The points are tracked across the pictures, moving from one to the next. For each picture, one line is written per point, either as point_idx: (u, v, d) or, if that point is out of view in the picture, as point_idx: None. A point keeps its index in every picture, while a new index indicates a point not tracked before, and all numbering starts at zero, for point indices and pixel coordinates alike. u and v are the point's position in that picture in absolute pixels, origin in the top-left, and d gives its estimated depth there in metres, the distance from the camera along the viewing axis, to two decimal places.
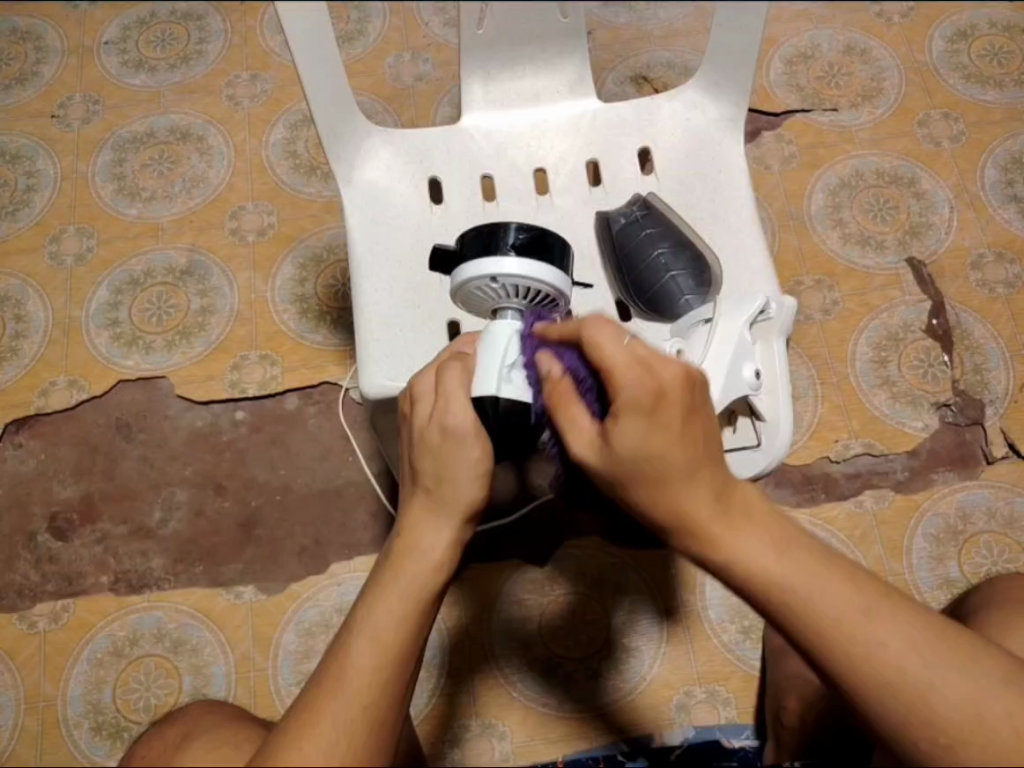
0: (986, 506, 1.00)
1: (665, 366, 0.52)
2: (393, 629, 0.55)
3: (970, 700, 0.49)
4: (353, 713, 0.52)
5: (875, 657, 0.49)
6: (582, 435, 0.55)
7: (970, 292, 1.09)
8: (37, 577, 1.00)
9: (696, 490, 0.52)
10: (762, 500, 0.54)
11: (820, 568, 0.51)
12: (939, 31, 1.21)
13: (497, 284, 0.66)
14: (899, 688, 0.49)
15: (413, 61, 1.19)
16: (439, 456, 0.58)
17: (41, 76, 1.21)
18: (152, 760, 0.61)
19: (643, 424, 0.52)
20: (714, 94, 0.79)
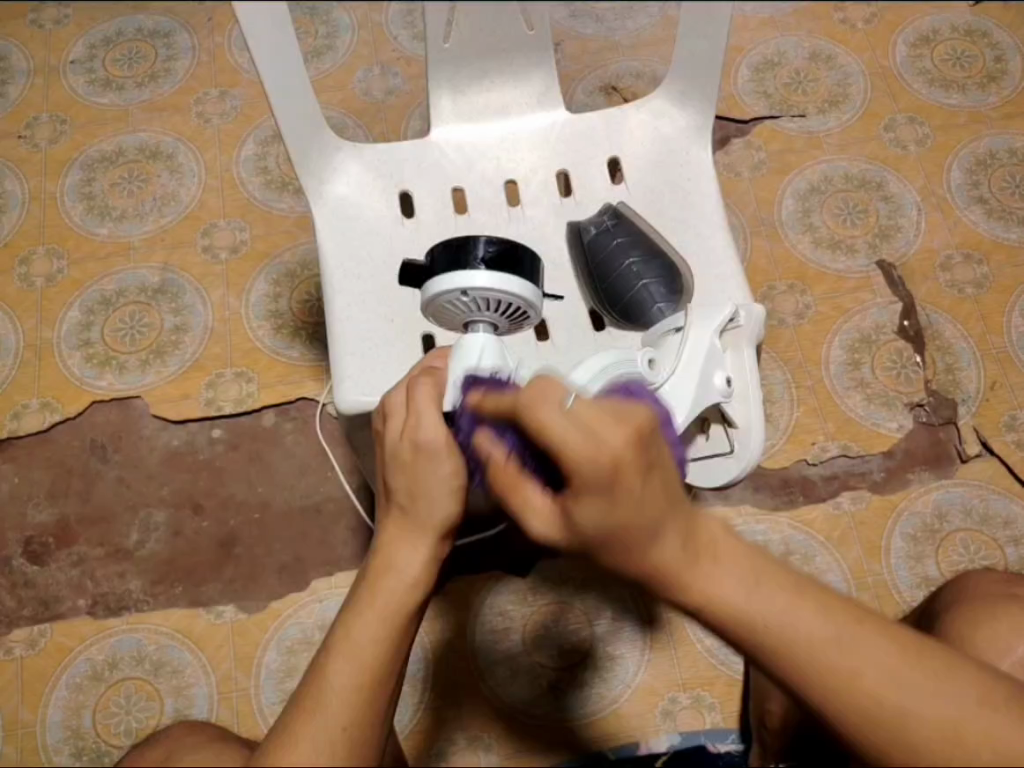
0: (961, 504, 1.01)
1: (612, 431, 0.48)
2: (370, 647, 0.54)
3: (942, 720, 0.49)
4: (333, 732, 0.52)
5: (849, 697, 0.49)
6: (540, 510, 0.54)
7: (939, 293, 1.10)
8: (12, 603, 0.98)
9: (663, 544, 0.50)
10: (732, 542, 0.52)
11: (798, 608, 0.50)
12: (902, 37, 1.23)
13: (468, 298, 0.67)
14: (877, 714, 0.49)
15: (383, 75, 1.19)
16: (413, 470, 0.57)
17: (7, 97, 1.20)
18: None
19: (604, 503, 0.49)
20: (681, 103, 0.80)
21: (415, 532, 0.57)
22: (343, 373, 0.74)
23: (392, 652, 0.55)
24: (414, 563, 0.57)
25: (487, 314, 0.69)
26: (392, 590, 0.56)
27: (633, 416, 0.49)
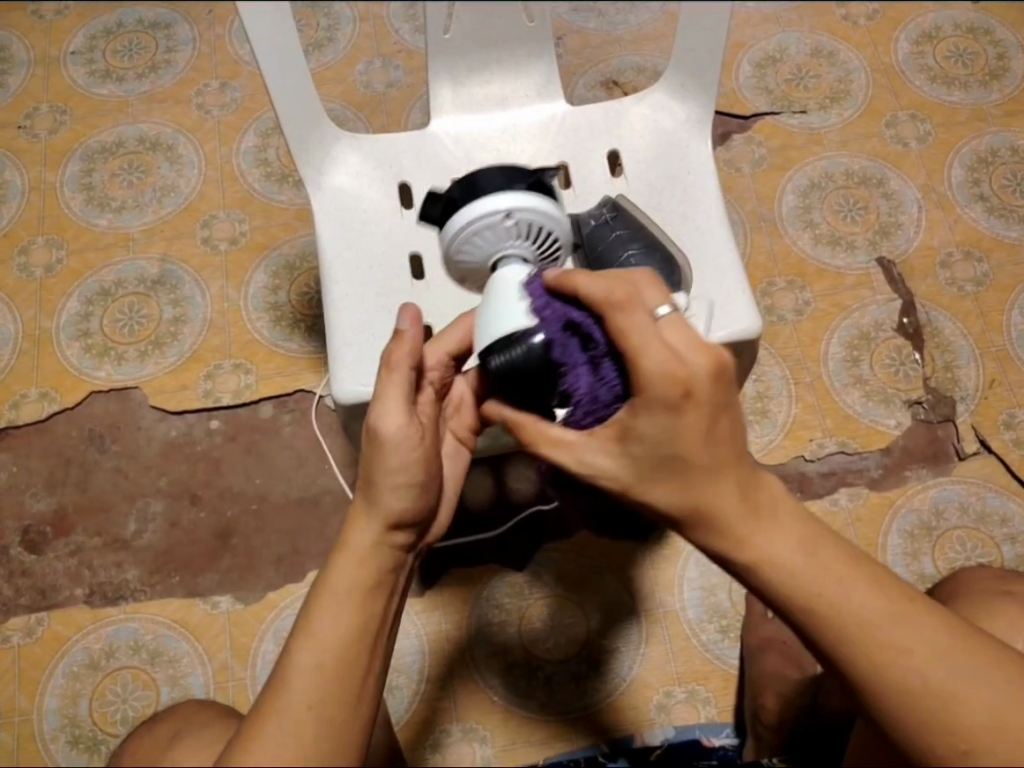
0: (959, 502, 1.01)
1: (697, 354, 0.51)
2: (333, 626, 0.53)
3: (982, 704, 0.50)
4: (297, 713, 0.51)
5: (894, 670, 0.51)
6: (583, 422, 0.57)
7: (939, 290, 1.10)
8: (10, 592, 0.99)
9: (724, 490, 0.52)
10: (791, 508, 0.53)
11: (849, 576, 0.52)
12: (905, 33, 1.23)
13: (510, 222, 0.68)
14: (923, 691, 0.50)
15: (384, 67, 1.19)
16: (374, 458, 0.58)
17: (8, 87, 1.20)
18: (144, 755, 0.63)
19: (672, 421, 0.51)
20: (681, 96, 0.80)
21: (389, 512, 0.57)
22: (349, 367, 0.73)
23: (358, 630, 0.54)
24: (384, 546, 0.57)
25: (517, 244, 0.69)
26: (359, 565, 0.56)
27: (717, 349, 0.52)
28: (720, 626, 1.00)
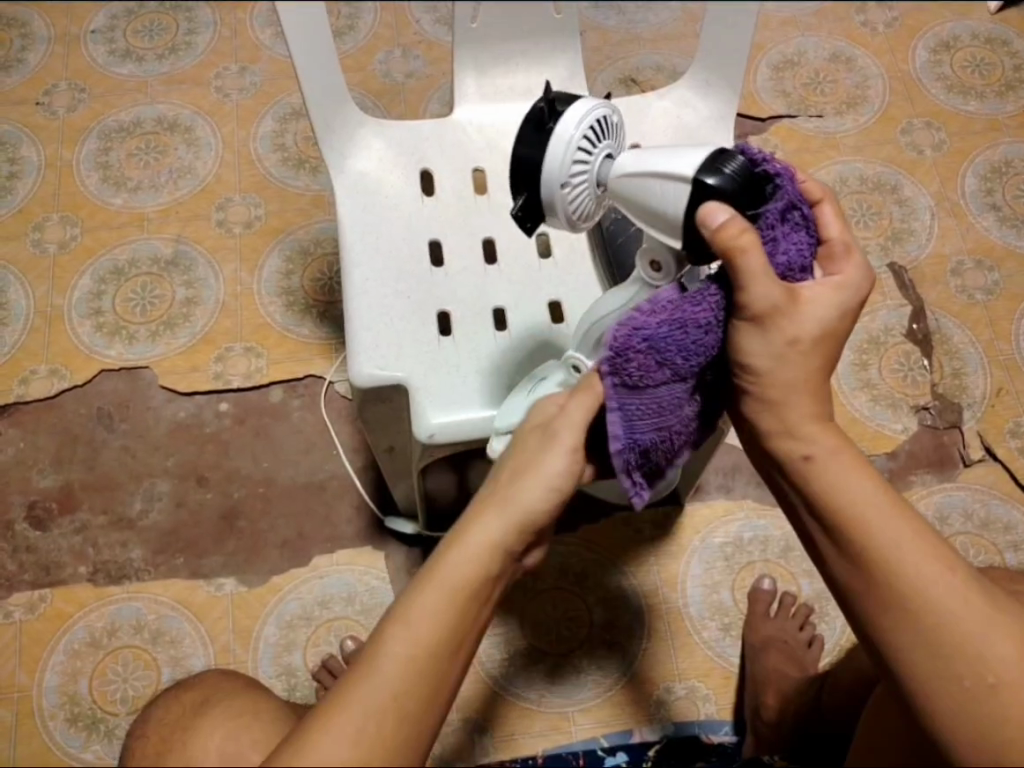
0: (963, 508, 1.02)
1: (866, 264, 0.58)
2: (431, 616, 0.52)
3: (992, 654, 0.52)
4: (383, 699, 0.50)
5: (925, 601, 0.53)
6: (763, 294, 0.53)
7: (950, 298, 1.11)
8: (13, 567, 0.98)
9: (797, 413, 0.56)
10: (852, 450, 0.56)
11: (896, 511, 0.54)
12: (923, 42, 1.24)
13: (608, 122, 0.63)
14: (955, 627, 0.53)
15: (404, 57, 1.20)
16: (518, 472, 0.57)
17: (27, 63, 1.20)
18: (171, 722, 0.62)
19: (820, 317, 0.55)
20: (704, 93, 0.81)
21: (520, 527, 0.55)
22: (378, 352, 0.74)
23: (457, 625, 0.53)
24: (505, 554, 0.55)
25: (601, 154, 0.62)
26: (471, 566, 0.54)
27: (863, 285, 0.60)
28: (722, 623, 1.00)
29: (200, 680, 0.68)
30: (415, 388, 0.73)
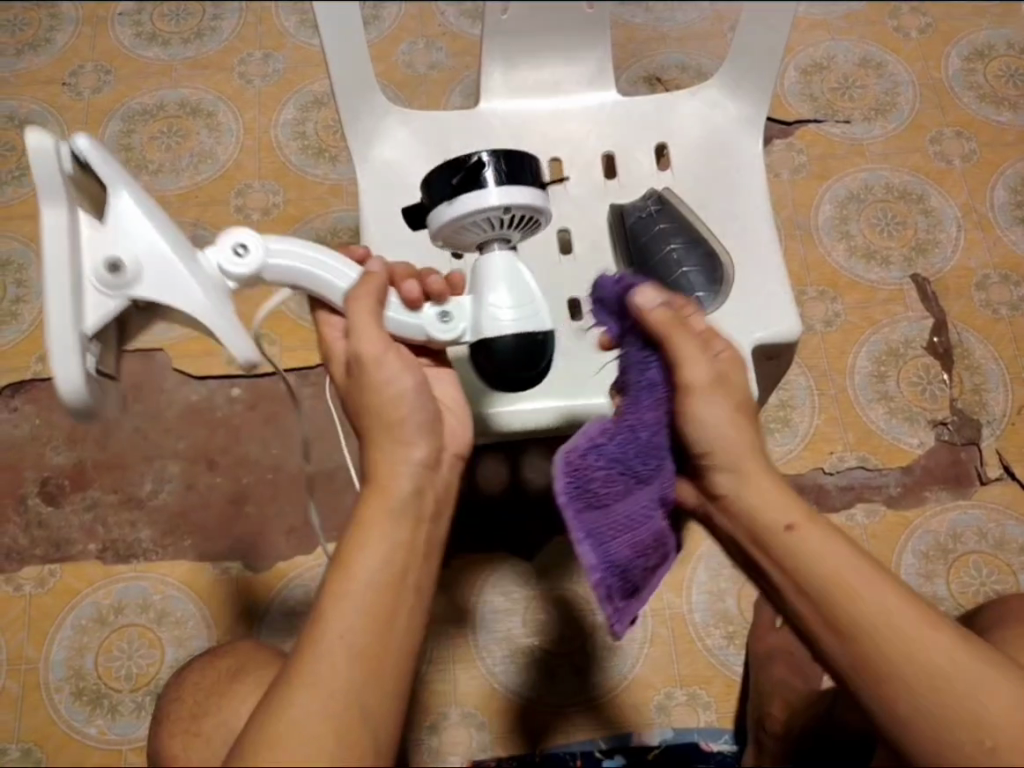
0: (977, 527, 1.00)
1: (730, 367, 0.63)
2: (373, 563, 0.55)
3: (991, 699, 0.54)
4: (338, 650, 0.52)
5: (920, 659, 0.54)
6: (694, 365, 0.61)
7: (973, 312, 1.09)
8: (25, 541, 1.00)
9: (763, 488, 0.61)
10: (828, 526, 0.60)
11: (868, 574, 0.57)
12: (956, 49, 1.21)
13: (505, 215, 0.65)
14: (945, 690, 0.54)
15: (427, 49, 1.19)
16: (368, 391, 0.61)
17: (55, 43, 1.22)
18: (207, 687, 0.68)
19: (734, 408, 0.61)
20: (735, 93, 0.79)
21: (420, 435, 0.61)
22: (93, 148, 0.57)
23: (391, 563, 0.56)
24: (420, 471, 0.59)
25: (497, 233, 0.67)
26: (395, 494, 0.58)
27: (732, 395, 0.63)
28: (726, 632, 0.99)
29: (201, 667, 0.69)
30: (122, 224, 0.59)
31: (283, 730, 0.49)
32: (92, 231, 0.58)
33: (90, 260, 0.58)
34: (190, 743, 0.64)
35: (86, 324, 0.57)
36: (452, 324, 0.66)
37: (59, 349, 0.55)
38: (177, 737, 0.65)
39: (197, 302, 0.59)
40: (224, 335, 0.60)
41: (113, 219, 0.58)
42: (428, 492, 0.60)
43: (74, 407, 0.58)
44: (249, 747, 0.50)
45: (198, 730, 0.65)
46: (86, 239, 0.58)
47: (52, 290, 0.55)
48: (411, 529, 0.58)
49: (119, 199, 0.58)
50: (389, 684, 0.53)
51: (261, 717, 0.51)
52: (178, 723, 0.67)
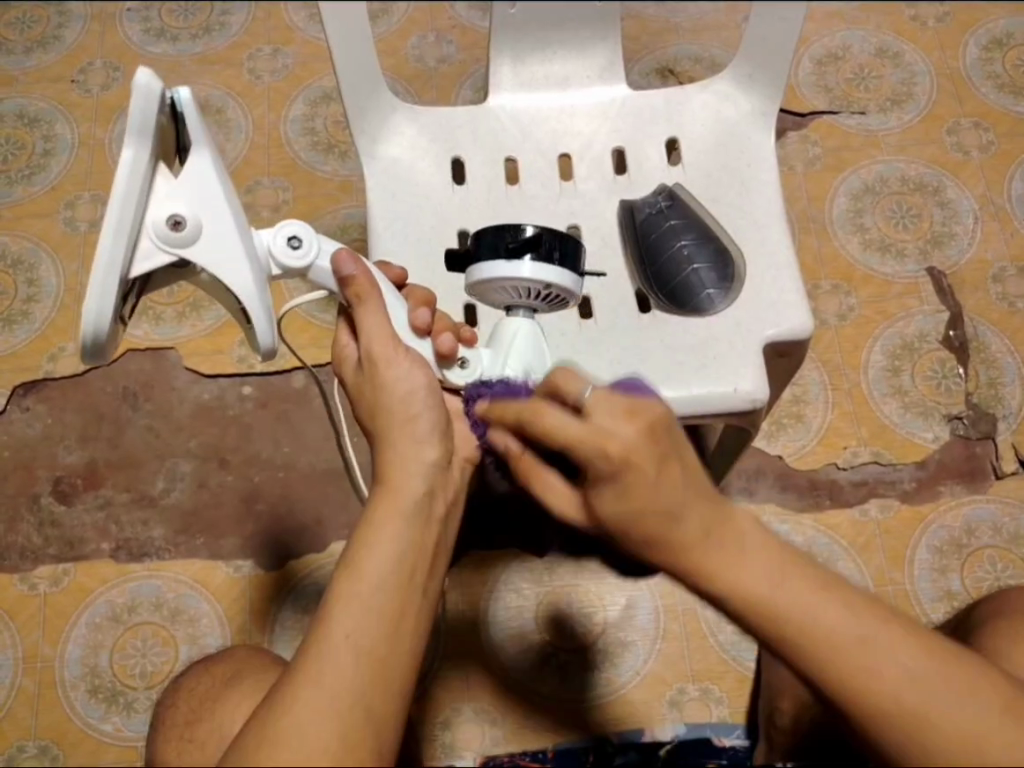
0: (992, 522, 0.99)
1: (619, 432, 0.51)
2: (383, 562, 0.54)
3: (962, 723, 0.49)
4: (338, 644, 0.50)
5: (871, 688, 0.49)
6: (561, 496, 0.58)
7: (989, 305, 1.07)
8: (39, 540, 1.00)
9: (687, 531, 0.51)
10: (767, 544, 0.51)
11: (823, 603, 0.50)
12: (974, 38, 1.19)
13: (535, 288, 0.64)
14: (895, 713, 0.49)
15: (437, 43, 1.18)
16: (380, 388, 0.63)
17: (63, 40, 1.21)
18: (203, 693, 0.68)
19: (616, 491, 0.51)
20: (747, 87, 0.78)
21: (432, 436, 0.62)
22: (192, 103, 0.54)
23: (402, 565, 0.55)
24: (431, 471, 0.60)
25: (526, 301, 0.66)
26: (406, 496, 0.58)
27: (646, 409, 0.52)
28: (738, 628, 0.99)
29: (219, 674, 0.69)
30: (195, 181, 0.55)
31: (285, 730, 0.47)
32: (163, 179, 0.54)
33: (153, 208, 0.54)
34: (184, 749, 0.63)
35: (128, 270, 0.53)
36: (469, 369, 0.68)
37: (96, 292, 0.51)
38: (171, 745, 0.65)
39: (249, 281, 0.57)
40: (257, 318, 0.58)
41: (185, 174, 0.55)
42: (438, 492, 0.60)
43: (87, 345, 0.54)
44: (248, 750, 0.48)
45: (192, 736, 0.64)
46: (155, 186, 0.54)
47: (108, 226, 0.50)
48: (422, 530, 0.57)
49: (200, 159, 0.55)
50: (396, 686, 0.51)
51: (262, 717, 0.49)
52: (173, 729, 0.66)
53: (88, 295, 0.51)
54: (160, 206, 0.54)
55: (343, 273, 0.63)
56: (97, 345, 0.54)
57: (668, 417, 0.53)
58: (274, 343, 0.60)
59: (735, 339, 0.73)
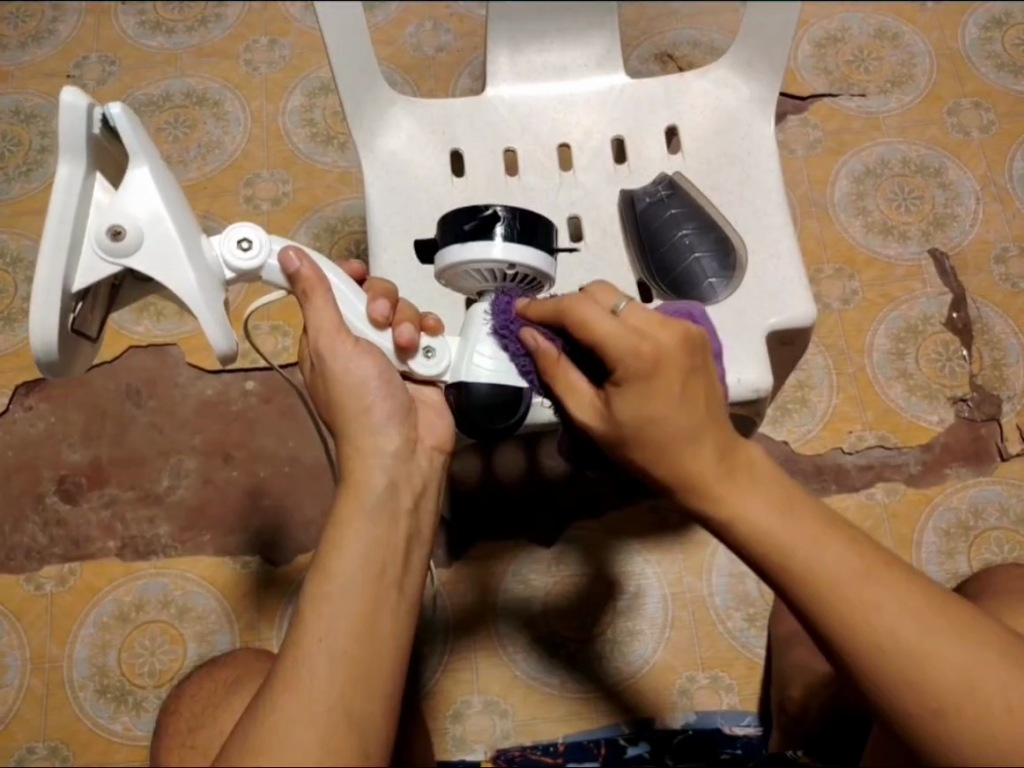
0: (999, 503, 0.99)
1: (660, 331, 0.52)
2: (361, 564, 0.53)
3: (963, 670, 0.48)
4: (315, 650, 0.50)
5: (872, 629, 0.48)
6: (585, 400, 0.58)
7: (992, 286, 1.07)
8: (45, 539, 1.00)
9: (700, 449, 0.52)
10: (772, 478, 0.52)
11: (824, 533, 0.50)
12: (973, 17, 1.19)
13: (506, 271, 0.63)
14: (898, 655, 0.48)
15: (435, 31, 1.17)
16: (330, 380, 0.61)
17: (57, 35, 1.19)
18: (206, 700, 0.68)
19: (639, 389, 0.53)
20: (746, 73, 0.78)
21: (391, 424, 0.61)
22: (126, 118, 0.54)
23: (376, 564, 0.54)
24: (394, 465, 0.59)
25: (498, 285, 0.65)
26: (366, 492, 0.57)
27: (683, 324, 0.53)
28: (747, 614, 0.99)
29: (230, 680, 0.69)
30: (135, 192, 0.56)
31: (270, 739, 0.47)
32: (101, 195, 0.56)
33: (94, 223, 0.56)
34: (185, 755, 0.62)
35: (74, 282, 0.55)
36: (435, 359, 0.66)
37: (40, 305, 0.54)
38: (174, 752, 0.64)
39: (191, 282, 0.57)
40: (205, 319, 0.57)
41: (124, 186, 0.56)
42: (403, 484, 0.59)
43: (42, 361, 0.56)
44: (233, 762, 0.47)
45: (194, 742, 0.64)
46: (95, 202, 0.56)
47: (47, 239, 0.53)
48: (387, 526, 0.56)
49: (137, 169, 0.56)
50: (380, 688, 0.51)
51: (247, 726, 0.49)
52: (176, 737, 0.66)
53: (31, 306, 0.53)
54: (104, 219, 0.55)
55: (290, 271, 0.62)
56: (52, 359, 0.56)
57: (702, 335, 0.54)
58: (231, 342, 0.59)
59: (741, 327, 0.73)
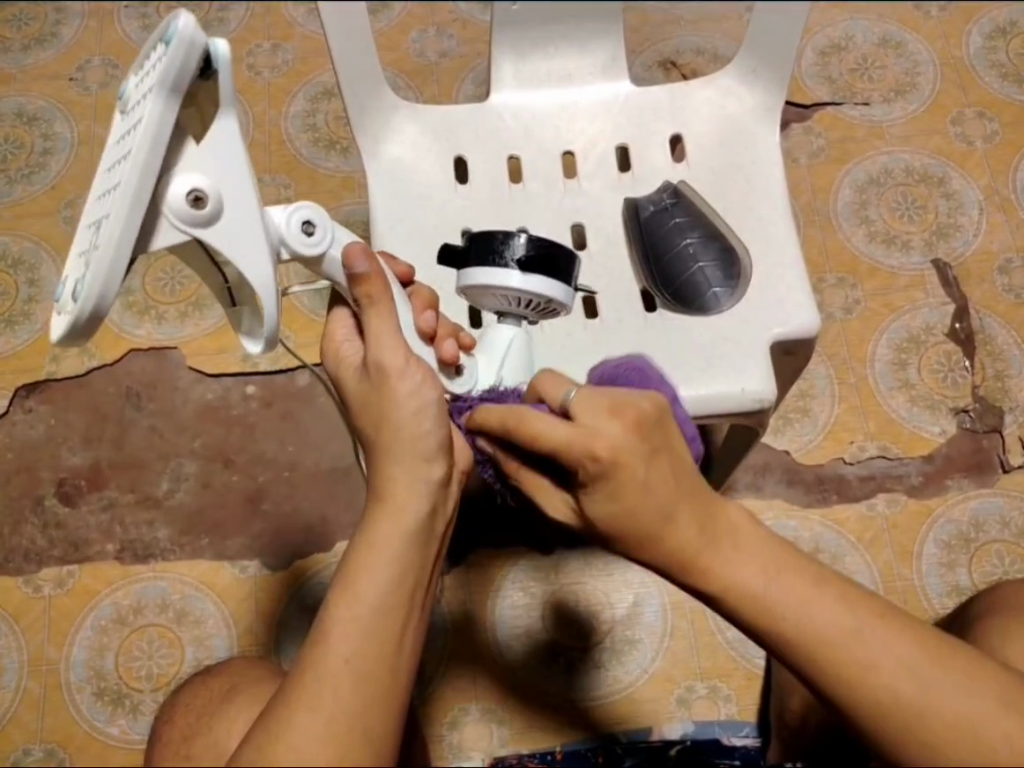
0: (999, 515, 0.99)
1: (602, 434, 0.50)
2: (387, 586, 0.53)
3: (962, 717, 0.48)
4: (333, 666, 0.50)
5: (871, 681, 0.48)
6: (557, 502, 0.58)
7: (995, 297, 1.07)
8: (43, 542, 1.00)
9: (676, 526, 0.51)
10: (754, 535, 0.51)
11: (809, 596, 0.49)
12: (978, 27, 1.19)
13: (538, 303, 0.64)
14: (893, 708, 0.48)
15: (438, 37, 1.17)
16: (386, 400, 0.58)
17: (60, 38, 1.20)
18: (201, 707, 0.68)
19: (606, 491, 0.51)
20: (751, 82, 0.78)
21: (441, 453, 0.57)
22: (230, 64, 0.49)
23: (401, 587, 0.53)
24: (436, 492, 0.56)
25: (518, 309, 0.66)
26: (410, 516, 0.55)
27: (634, 404, 0.51)
28: None
29: (226, 689, 0.68)
30: (220, 149, 0.51)
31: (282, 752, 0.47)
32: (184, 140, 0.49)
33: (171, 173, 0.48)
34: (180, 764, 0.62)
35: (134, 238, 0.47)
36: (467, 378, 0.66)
37: (104, 253, 0.44)
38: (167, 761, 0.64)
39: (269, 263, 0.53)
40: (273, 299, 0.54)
41: (209, 138, 0.50)
42: (440, 511, 0.57)
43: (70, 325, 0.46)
44: None
45: (187, 751, 0.63)
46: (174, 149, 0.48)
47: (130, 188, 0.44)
48: (422, 552, 0.55)
49: (225, 124, 0.51)
50: (391, 707, 0.51)
51: (258, 734, 0.49)
52: (169, 745, 0.66)
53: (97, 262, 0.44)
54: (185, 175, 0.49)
55: (354, 270, 0.58)
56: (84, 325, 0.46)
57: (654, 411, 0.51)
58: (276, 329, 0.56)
59: (741, 338, 0.72)
